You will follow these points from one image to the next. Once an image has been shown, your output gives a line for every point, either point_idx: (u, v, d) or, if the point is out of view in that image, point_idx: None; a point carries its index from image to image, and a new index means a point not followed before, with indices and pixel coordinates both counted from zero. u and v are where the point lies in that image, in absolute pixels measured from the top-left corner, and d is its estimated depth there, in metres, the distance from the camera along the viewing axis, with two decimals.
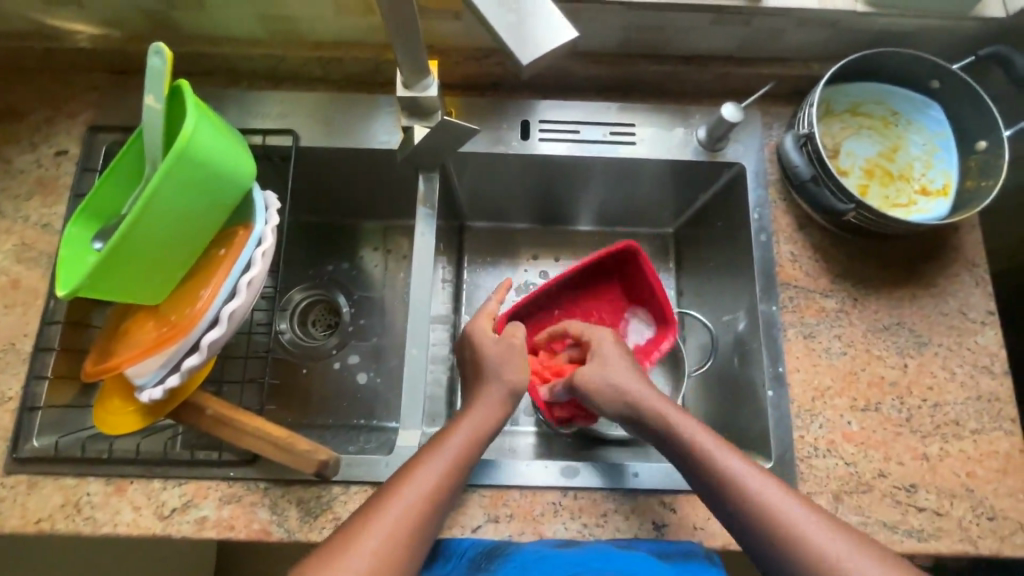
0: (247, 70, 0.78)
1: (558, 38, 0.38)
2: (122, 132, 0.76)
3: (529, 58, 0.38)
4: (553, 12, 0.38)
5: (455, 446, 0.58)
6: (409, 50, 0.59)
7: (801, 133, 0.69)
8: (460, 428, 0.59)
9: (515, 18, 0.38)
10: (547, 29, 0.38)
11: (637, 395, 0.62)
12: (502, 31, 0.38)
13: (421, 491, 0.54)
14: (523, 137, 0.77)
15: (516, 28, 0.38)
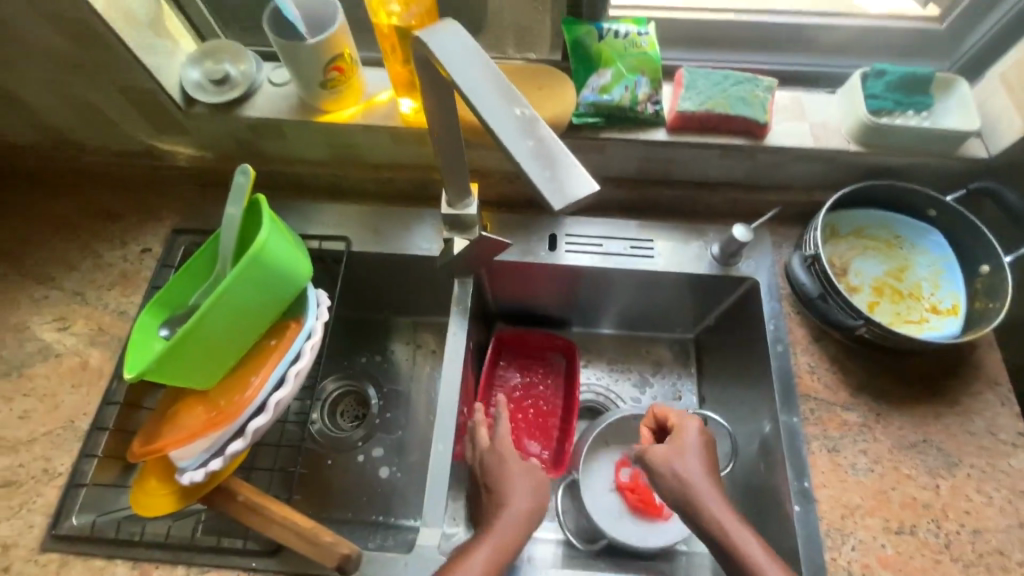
0: (312, 185, 0.90)
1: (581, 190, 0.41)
2: (200, 233, 0.87)
3: (559, 206, 0.40)
4: (580, 169, 0.41)
5: (477, 560, 0.59)
6: (457, 176, 0.70)
7: (807, 254, 0.74)
8: (484, 543, 0.61)
9: (548, 171, 0.41)
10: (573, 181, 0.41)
11: (694, 487, 0.64)
12: (534, 180, 0.41)
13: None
14: (551, 248, 0.85)
15: (547, 179, 0.41)
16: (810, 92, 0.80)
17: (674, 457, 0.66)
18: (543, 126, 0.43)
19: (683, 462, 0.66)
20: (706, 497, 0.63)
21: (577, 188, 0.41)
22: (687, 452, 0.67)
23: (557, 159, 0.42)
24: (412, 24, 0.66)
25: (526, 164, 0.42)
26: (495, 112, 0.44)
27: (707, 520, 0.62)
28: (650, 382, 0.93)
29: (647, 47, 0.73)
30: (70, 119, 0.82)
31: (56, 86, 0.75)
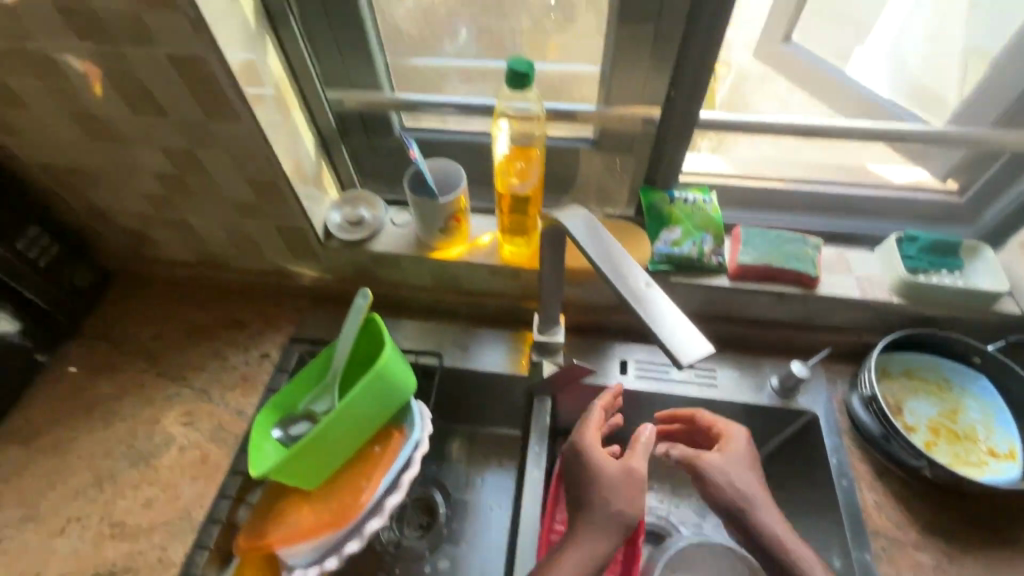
0: (410, 306, 1.04)
1: (699, 345, 0.49)
2: (313, 343, 1.00)
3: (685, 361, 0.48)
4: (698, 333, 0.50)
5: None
6: (551, 310, 0.82)
7: (864, 394, 0.82)
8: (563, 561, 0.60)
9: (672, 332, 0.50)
10: (692, 338, 0.50)
11: (748, 491, 0.71)
12: (657, 335, 0.50)
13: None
14: (622, 373, 0.94)
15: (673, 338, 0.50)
16: (852, 249, 0.92)
17: (730, 480, 0.72)
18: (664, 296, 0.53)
19: (736, 474, 0.72)
20: (756, 500, 0.70)
21: (699, 347, 0.49)
22: (740, 472, 0.72)
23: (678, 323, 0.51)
24: (526, 193, 0.82)
25: (650, 321, 0.52)
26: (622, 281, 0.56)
27: (777, 551, 0.66)
28: (714, 509, 0.96)
29: (711, 211, 0.88)
30: (225, 245, 0.98)
31: (226, 222, 0.92)
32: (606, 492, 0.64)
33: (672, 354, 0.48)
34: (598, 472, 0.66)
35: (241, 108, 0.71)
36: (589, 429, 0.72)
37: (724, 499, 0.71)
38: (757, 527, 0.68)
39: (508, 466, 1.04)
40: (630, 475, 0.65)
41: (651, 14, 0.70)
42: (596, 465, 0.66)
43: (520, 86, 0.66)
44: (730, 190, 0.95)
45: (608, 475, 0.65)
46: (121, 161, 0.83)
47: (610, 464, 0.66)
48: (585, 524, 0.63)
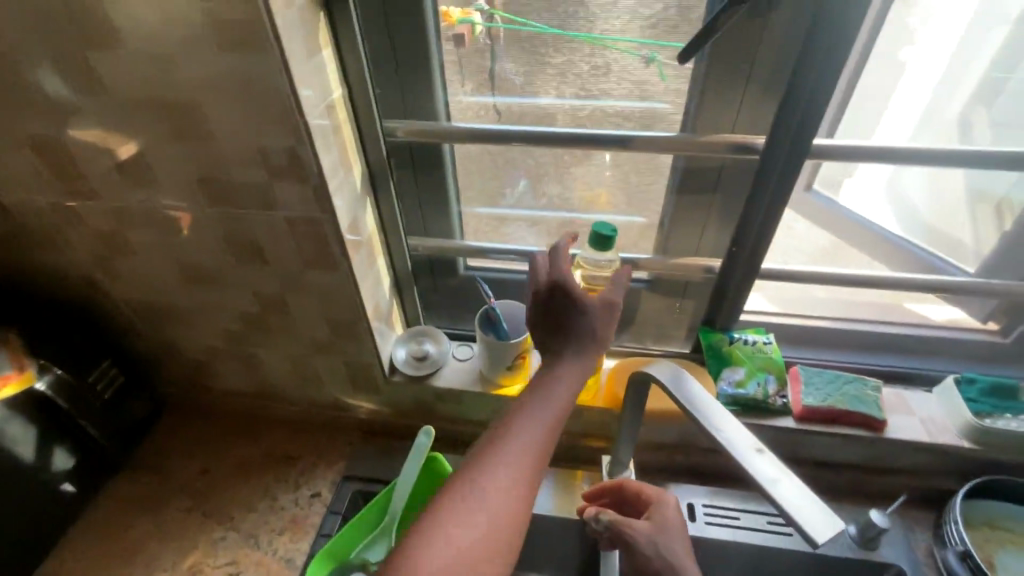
0: (465, 440, 1.03)
1: (832, 524, 0.47)
2: (366, 482, 0.96)
3: (821, 541, 0.46)
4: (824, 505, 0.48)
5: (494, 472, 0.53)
6: (622, 456, 0.81)
7: (957, 548, 0.79)
8: (501, 454, 0.54)
9: (798, 504, 0.48)
10: (821, 515, 0.48)
11: (675, 561, 0.66)
12: (787, 511, 0.48)
13: (488, 509, 0.51)
14: (691, 519, 0.90)
15: (802, 513, 0.48)
16: (908, 389, 0.94)
17: (660, 548, 0.66)
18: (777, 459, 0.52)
19: (668, 541, 0.68)
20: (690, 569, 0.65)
21: (829, 524, 0.47)
22: (669, 539, 0.68)
23: (800, 493, 0.49)
24: None
25: (771, 490, 0.49)
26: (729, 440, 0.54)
27: None
28: None
29: (772, 353, 0.91)
30: (289, 378, 1.00)
31: (296, 357, 0.95)
32: (575, 339, 0.61)
33: (810, 536, 0.46)
34: (578, 308, 0.62)
35: (342, 262, 0.77)
36: (559, 258, 0.64)
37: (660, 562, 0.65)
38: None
39: None
40: (596, 321, 0.62)
41: (711, 185, 0.80)
42: (577, 294, 0.62)
43: (603, 246, 0.71)
44: (781, 328, 0.99)
45: (581, 312, 0.62)
46: (210, 301, 0.88)
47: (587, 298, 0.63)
48: (561, 348, 0.61)
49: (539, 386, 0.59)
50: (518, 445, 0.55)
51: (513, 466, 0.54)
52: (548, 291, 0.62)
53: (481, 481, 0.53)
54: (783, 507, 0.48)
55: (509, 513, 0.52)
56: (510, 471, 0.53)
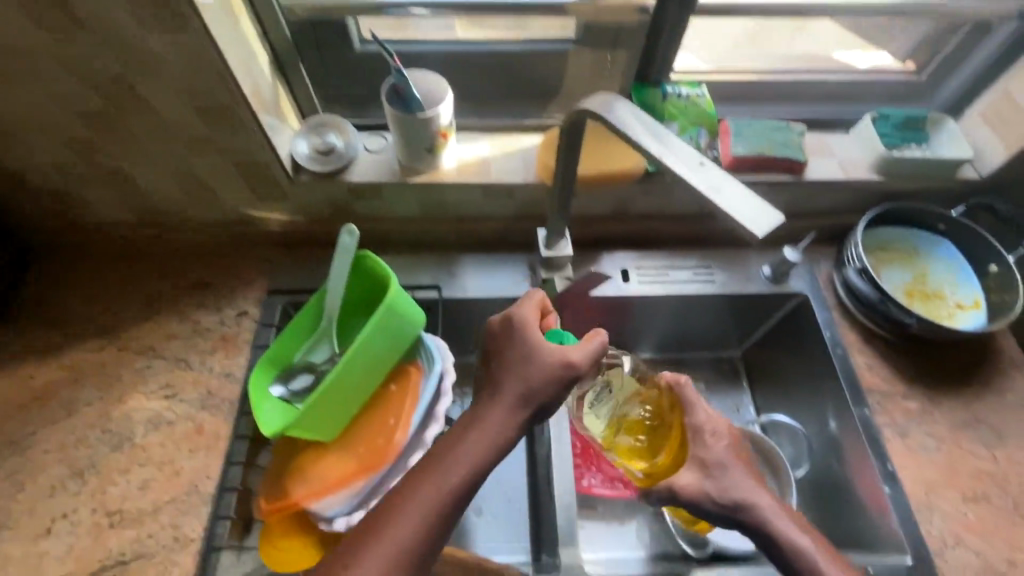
0: (394, 241, 0.97)
1: (771, 219, 0.48)
2: (295, 294, 0.91)
3: (761, 231, 0.47)
4: (763, 202, 0.49)
5: (443, 480, 0.58)
6: (558, 223, 0.81)
7: (857, 267, 0.88)
8: (451, 461, 0.58)
9: (737, 204, 0.49)
10: (761, 212, 0.48)
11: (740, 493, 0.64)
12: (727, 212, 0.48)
13: (387, 551, 0.55)
14: (625, 281, 0.95)
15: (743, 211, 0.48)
16: (828, 134, 0.95)
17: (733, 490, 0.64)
18: (718, 171, 0.51)
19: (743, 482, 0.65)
20: (756, 500, 0.64)
21: (767, 216, 0.48)
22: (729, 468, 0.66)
23: (740, 196, 0.49)
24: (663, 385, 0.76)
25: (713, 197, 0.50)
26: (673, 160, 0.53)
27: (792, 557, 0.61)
28: (711, 400, 1.03)
29: (705, 105, 0.86)
30: (174, 195, 0.85)
31: (172, 165, 0.79)
32: (528, 383, 0.62)
33: (749, 228, 0.47)
34: (534, 361, 0.63)
35: (188, 12, 0.59)
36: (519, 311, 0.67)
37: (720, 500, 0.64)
38: (757, 523, 0.63)
39: None
40: (550, 377, 0.63)
41: None
42: (533, 342, 0.65)
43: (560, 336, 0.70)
44: (712, 85, 0.94)
45: (540, 362, 0.63)
46: (26, 94, 0.68)
47: (547, 351, 0.64)
48: (511, 414, 0.61)
49: (486, 416, 0.61)
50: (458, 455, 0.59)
51: (445, 484, 0.58)
52: (505, 337, 0.66)
53: (389, 520, 0.56)
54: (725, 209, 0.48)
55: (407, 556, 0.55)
56: (442, 493, 0.57)
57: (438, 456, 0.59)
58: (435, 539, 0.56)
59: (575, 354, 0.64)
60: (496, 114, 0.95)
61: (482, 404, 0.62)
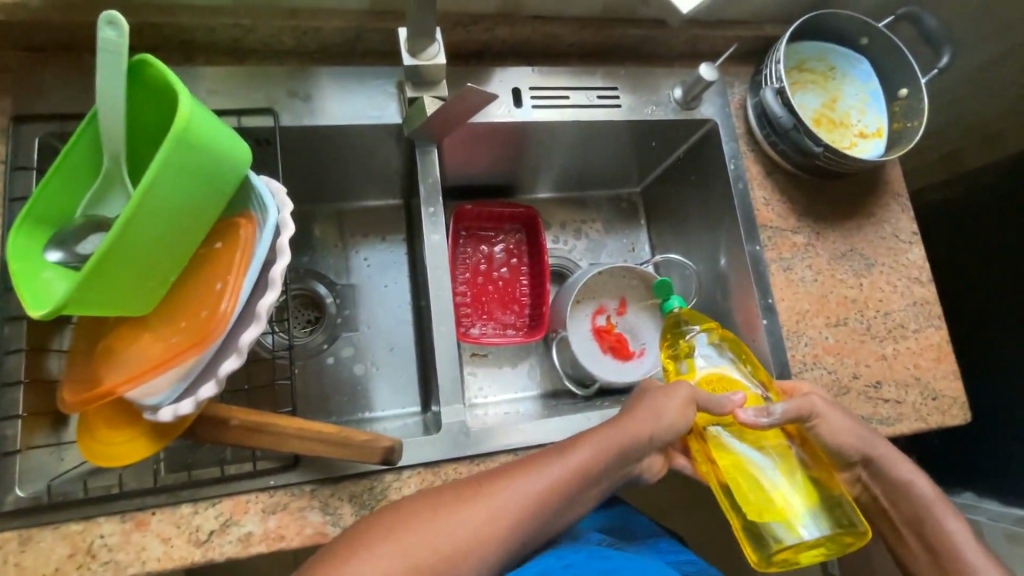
0: (204, 44, 0.71)
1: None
2: (59, 122, 0.65)
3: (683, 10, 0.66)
4: None
5: (577, 458, 0.57)
6: (423, 16, 0.61)
7: (774, 87, 0.78)
8: (588, 443, 0.58)
9: None
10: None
11: (884, 454, 0.69)
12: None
13: (478, 515, 0.51)
14: (516, 104, 0.78)
15: None
16: None
17: (892, 469, 0.69)
18: None
19: (894, 462, 0.69)
20: (882, 451, 0.69)
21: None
22: (885, 448, 0.69)
23: None
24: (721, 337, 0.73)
25: None
26: None
27: (931, 530, 0.67)
28: (606, 241, 1.00)
29: None
30: None
31: None
32: (664, 409, 0.62)
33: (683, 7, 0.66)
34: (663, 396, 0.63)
35: None
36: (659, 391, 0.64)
37: (854, 449, 0.67)
38: (881, 464, 0.68)
39: (391, 240, 0.93)
40: (684, 408, 0.62)
41: None
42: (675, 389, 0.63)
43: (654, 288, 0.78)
44: None
45: (676, 396, 0.62)
46: None
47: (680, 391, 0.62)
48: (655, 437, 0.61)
49: (653, 412, 0.61)
50: (596, 437, 0.59)
51: (587, 457, 0.57)
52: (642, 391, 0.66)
53: (478, 493, 0.53)
54: None
55: (514, 521, 0.52)
56: (574, 463, 0.57)
57: (579, 435, 0.59)
58: (520, 533, 0.53)
59: (701, 395, 0.62)
60: None
61: (638, 395, 0.65)
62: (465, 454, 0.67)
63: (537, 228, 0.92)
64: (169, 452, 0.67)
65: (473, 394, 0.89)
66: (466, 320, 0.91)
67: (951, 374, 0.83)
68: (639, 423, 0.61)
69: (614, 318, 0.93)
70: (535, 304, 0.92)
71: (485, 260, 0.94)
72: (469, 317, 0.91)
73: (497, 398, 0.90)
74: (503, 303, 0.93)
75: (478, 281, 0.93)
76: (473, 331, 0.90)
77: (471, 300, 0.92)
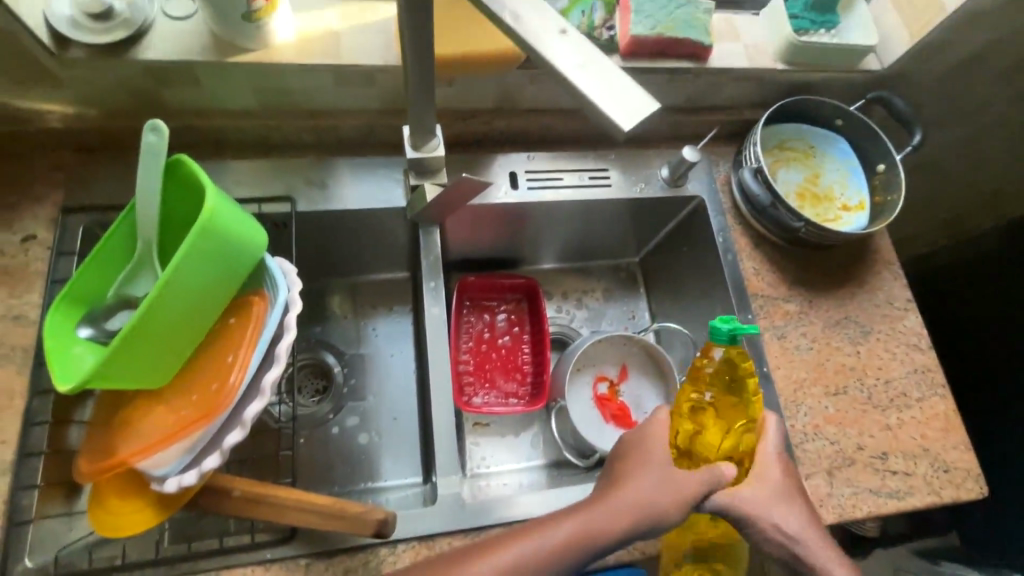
0: (235, 141, 0.79)
1: (642, 112, 0.42)
2: (101, 212, 0.73)
3: (626, 124, 0.41)
4: (636, 87, 0.43)
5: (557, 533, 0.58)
6: (422, 117, 0.68)
7: (752, 167, 0.83)
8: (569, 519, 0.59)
9: (608, 91, 0.43)
10: (630, 106, 0.42)
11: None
12: (594, 101, 0.42)
13: None
14: (513, 186, 0.85)
15: (611, 101, 0.42)
16: (737, 14, 0.87)
17: None
18: (588, 44, 0.44)
19: None
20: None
21: (640, 106, 0.42)
22: None
23: (611, 81, 0.43)
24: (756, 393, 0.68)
25: (575, 82, 0.43)
26: (535, 29, 0.44)
27: None
28: (607, 309, 1.02)
29: None
30: None
31: None
32: (652, 488, 0.62)
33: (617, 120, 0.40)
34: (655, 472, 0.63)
35: None
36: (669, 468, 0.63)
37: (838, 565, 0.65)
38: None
39: (398, 310, 0.98)
40: (673, 487, 0.62)
41: None
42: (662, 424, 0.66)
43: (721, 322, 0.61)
44: None
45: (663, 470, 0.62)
46: None
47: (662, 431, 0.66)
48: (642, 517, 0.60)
49: (642, 488, 0.62)
50: (581, 513, 0.60)
51: (568, 532, 0.58)
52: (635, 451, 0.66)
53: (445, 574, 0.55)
54: (590, 97, 0.42)
55: None
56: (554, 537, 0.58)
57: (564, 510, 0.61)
58: None
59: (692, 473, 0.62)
60: None
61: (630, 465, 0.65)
62: (460, 527, 0.67)
63: (537, 297, 0.96)
64: (173, 522, 0.69)
65: (473, 463, 0.90)
66: (469, 389, 0.93)
67: (962, 445, 0.81)
68: (626, 500, 0.61)
69: (615, 385, 0.94)
70: (537, 372, 0.94)
71: (487, 328, 0.97)
72: (472, 386, 0.94)
73: (498, 467, 0.90)
74: (505, 371, 0.96)
75: (481, 349, 0.96)
76: (476, 400, 0.92)
77: (474, 369, 0.95)
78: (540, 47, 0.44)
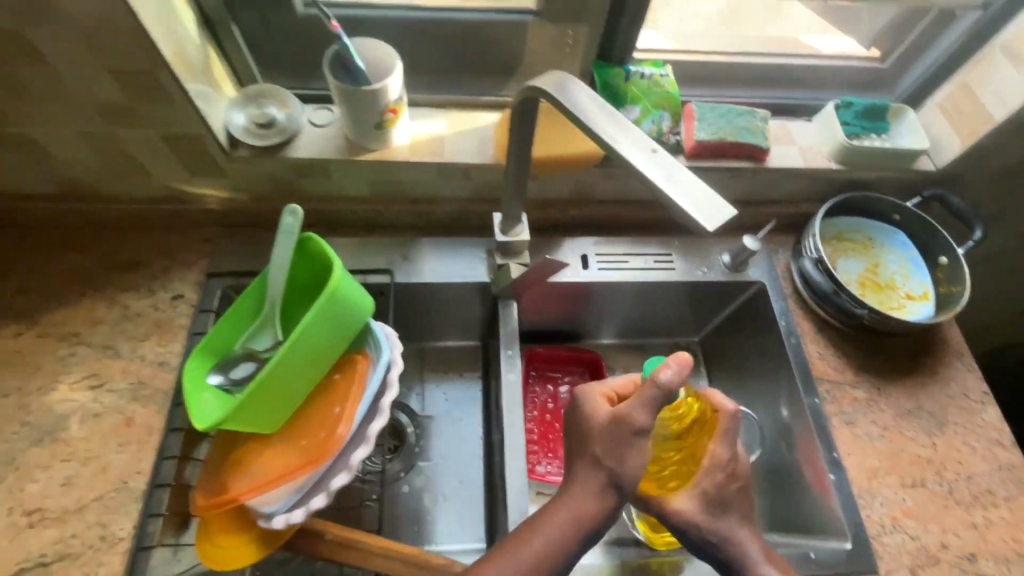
0: (347, 222, 0.93)
1: (721, 217, 0.49)
2: (236, 278, 0.86)
3: (709, 224, 0.48)
4: (716, 198, 0.50)
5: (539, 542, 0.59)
6: (512, 208, 0.79)
7: (812, 257, 0.89)
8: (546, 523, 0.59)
9: (692, 199, 0.51)
10: (710, 209, 0.50)
11: None
12: (678, 205, 0.50)
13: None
14: (584, 267, 0.93)
15: (696, 206, 0.50)
16: (792, 120, 0.97)
17: None
18: (674, 163, 0.53)
19: None
20: None
21: (719, 211, 0.49)
22: None
23: (695, 192, 0.51)
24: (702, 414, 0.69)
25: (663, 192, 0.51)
26: (631, 149, 0.54)
27: None
28: None
29: (668, 87, 0.88)
30: (97, 167, 0.79)
31: (88, 132, 0.74)
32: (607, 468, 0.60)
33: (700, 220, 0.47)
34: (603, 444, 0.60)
35: None
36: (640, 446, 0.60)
37: None
38: None
39: (469, 376, 1.04)
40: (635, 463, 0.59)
41: None
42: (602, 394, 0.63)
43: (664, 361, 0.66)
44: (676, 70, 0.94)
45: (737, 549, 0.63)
46: None
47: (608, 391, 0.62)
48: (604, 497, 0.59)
49: (593, 475, 0.60)
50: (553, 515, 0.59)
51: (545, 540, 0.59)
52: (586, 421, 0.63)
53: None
54: (676, 202, 0.50)
55: None
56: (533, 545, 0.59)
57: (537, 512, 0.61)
58: None
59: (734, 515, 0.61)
60: (453, 90, 0.92)
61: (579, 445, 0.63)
62: None
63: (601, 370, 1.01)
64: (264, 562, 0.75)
65: None
66: (534, 456, 0.97)
67: None
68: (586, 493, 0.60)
69: None
70: None
71: (551, 398, 1.02)
72: (537, 454, 0.97)
73: None
74: None
75: (545, 418, 1.01)
76: (540, 468, 0.95)
77: (539, 437, 0.99)
78: (632, 161, 0.53)
